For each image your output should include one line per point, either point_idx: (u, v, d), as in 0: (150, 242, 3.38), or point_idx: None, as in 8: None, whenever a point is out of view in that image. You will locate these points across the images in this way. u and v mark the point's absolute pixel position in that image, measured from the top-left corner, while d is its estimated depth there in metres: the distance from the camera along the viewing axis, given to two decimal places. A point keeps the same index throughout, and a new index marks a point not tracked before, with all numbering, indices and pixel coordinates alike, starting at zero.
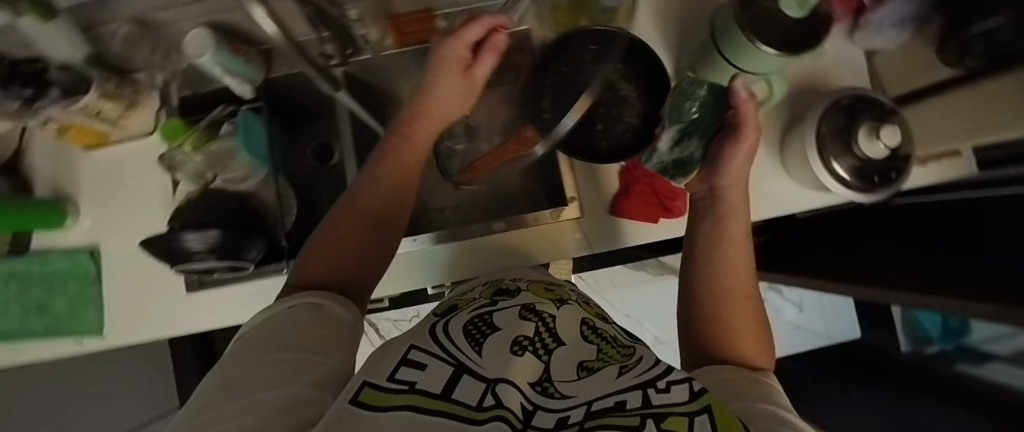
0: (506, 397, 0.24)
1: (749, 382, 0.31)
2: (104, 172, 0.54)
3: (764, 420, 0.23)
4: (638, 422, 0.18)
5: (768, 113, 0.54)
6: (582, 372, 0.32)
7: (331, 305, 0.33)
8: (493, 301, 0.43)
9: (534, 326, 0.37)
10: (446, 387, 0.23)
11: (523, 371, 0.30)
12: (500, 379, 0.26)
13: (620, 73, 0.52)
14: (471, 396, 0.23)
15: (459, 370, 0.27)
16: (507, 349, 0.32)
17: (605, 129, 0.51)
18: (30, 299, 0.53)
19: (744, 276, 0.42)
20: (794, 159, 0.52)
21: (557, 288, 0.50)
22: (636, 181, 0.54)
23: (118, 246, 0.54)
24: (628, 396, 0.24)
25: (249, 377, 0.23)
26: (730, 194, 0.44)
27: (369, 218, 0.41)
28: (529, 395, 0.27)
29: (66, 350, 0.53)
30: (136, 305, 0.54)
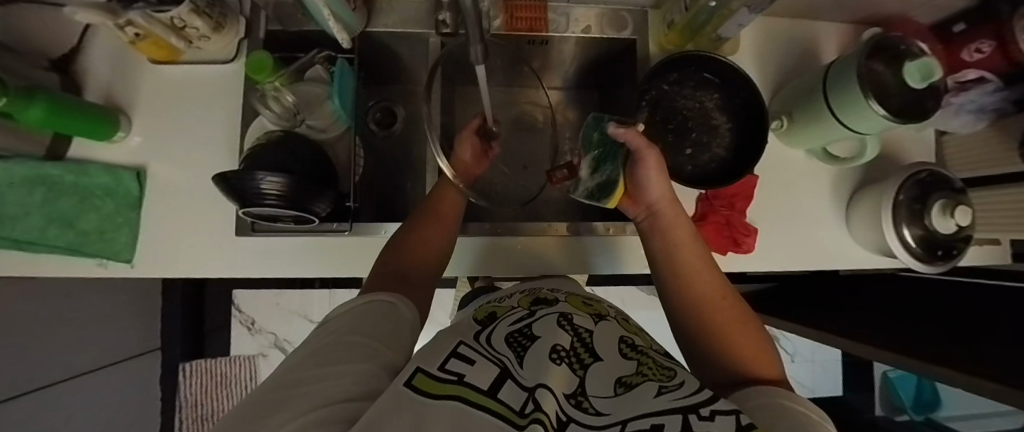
0: (545, 402, 0.21)
1: (792, 412, 0.27)
2: (169, 91, 0.51)
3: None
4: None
5: (840, 171, 0.56)
6: (621, 388, 0.27)
7: (400, 306, 0.32)
8: (530, 310, 0.37)
9: (569, 338, 0.32)
10: (493, 385, 0.22)
11: (558, 381, 0.25)
12: (539, 386, 0.23)
13: (716, 102, 0.52)
14: (518, 399, 0.21)
15: (502, 373, 0.25)
16: (544, 357, 0.28)
17: (693, 154, 0.51)
18: (56, 210, 0.46)
19: (719, 283, 0.40)
20: (861, 219, 0.53)
21: (595, 303, 0.43)
22: (714, 210, 0.51)
23: (168, 171, 0.51)
24: (667, 417, 0.21)
25: (319, 359, 0.22)
26: (665, 210, 0.43)
27: (433, 244, 0.42)
28: (564, 404, 0.24)
29: (88, 270, 0.49)
30: (176, 238, 0.50)
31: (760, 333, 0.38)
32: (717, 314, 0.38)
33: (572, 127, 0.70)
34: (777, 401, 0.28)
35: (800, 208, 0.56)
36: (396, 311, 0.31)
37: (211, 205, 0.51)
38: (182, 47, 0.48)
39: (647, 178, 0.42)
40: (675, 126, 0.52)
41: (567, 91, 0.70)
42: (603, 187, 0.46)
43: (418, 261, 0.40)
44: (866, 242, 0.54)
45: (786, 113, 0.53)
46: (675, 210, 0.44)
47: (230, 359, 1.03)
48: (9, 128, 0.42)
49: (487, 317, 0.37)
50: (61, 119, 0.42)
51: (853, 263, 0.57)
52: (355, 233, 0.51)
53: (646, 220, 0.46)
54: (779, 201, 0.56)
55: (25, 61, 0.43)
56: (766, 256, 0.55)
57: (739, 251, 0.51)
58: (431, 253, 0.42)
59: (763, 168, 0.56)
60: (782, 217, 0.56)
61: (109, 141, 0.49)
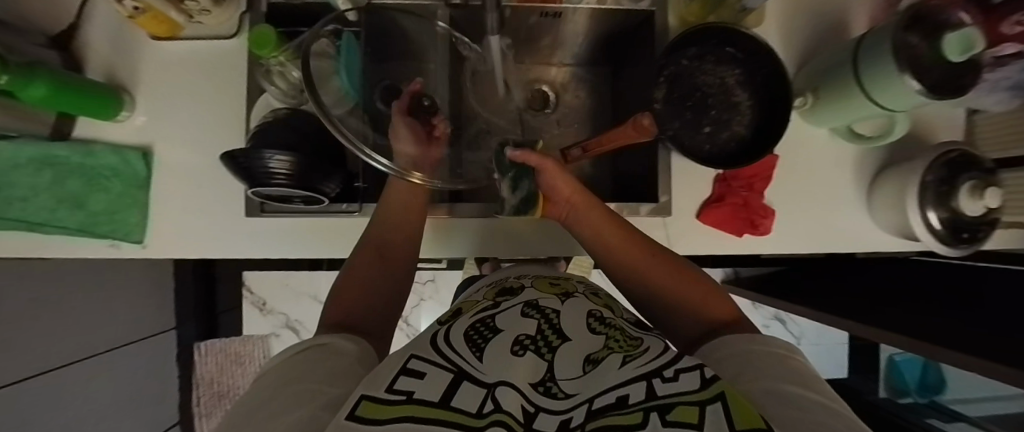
0: (507, 399, 0.19)
1: (771, 360, 0.27)
2: (172, 68, 0.50)
3: (805, 411, 0.20)
4: (642, 419, 0.16)
5: (862, 152, 0.54)
6: (589, 366, 0.25)
7: (337, 342, 0.28)
8: (495, 302, 0.35)
9: (536, 325, 0.29)
10: (445, 393, 0.19)
11: (523, 370, 0.24)
12: (501, 382, 0.21)
13: (737, 78, 0.50)
14: (475, 401, 0.18)
15: (458, 375, 0.21)
16: (506, 348, 0.26)
17: (712, 132, 0.49)
18: (65, 191, 0.46)
19: (654, 254, 0.40)
20: (885, 201, 0.51)
21: (563, 282, 0.42)
22: (731, 192, 0.50)
23: (174, 152, 0.50)
24: (631, 387, 0.20)
25: (294, 394, 0.21)
26: (579, 201, 0.43)
27: (386, 244, 0.41)
28: (530, 393, 0.22)
29: (102, 251, 0.49)
30: (185, 219, 0.50)
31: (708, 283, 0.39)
32: (665, 281, 0.38)
33: (583, 106, 0.68)
34: (745, 345, 0.30)
35: (821, 189, 0.54)
36: (331, 349, 0.27)
37: (218, 186, 0.50)
38: (182, 21, 0.46)
39: (551, 186, 0.44)
40: (693, 104, 0.50)
41: (578, 68, 0.67)
42: (525, 202, 0.45)
43: (376, 265, 0.39)
44: (888, 226, 0.53)
45: (811, 90, 0.50)
46: (587, 198, 0.43)
47: (244, 337, 1.09)
48: (13, 109, 0.41)
49: (450, 316, 0.35)
50: (63, 98, 0.41)
51: (871, 246, 0.56)
52: (364, 214, 0.50)
53: (570, 217, 0.45)
54: (800, 181, 0.54)
55: (24, 38, 0.42)
56: (781, 239, 0.54)
57: (756, 233, 0.50)
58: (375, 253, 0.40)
59: (783, 146, 0.54)
60: (802, 199, 0.54)
61: (114, 120, 0.48)
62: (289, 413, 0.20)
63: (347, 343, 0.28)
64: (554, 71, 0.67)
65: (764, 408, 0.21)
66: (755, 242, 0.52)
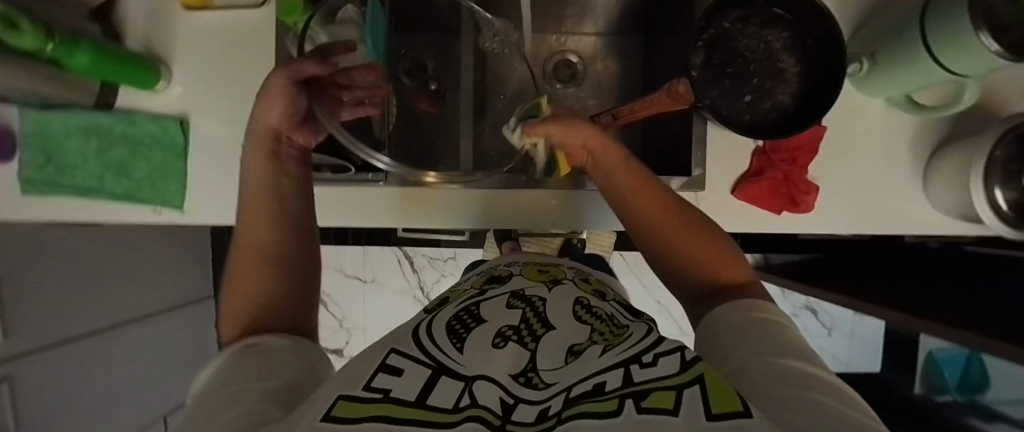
0: (483, 394, 0.19)
1: (770, 330, 0.26)
2: (203, 39, 0.51)
3: (792, 386, 0.18)
4: (617, 406, 0.15)
5: (921, 125, 0.50)
6: (569, 358, 0.25)
7: (263, 341, 0.27)
8: (482, 290, 0.35)
9: (519, 316, 0.29)
10: (420, 393, 0.18)
11: (503, 362, 0.24)
12: (479, 376, 0.21)
13: (784, 43, 0.46)
14: (449, 398, 0.18)
15: (436, 372, 0.21)
16: (486, 340, 0.26)
17: (753, 102, 0.46)
18: (109, 159, 0.50)
19: (668, 209, 0.37)
20: (946, 179, 0.47)
21: (552, 267, 0.42)
22: (772, 166, 0.47)
23: (207, 122, 0.51)
24: (609, 374, 0.20)
25: (230, 393, 0.19)
26: (598, 151, 0.39)
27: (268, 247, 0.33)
28: (509, 386, 0.21)
29: (144, 216, 0.52)
30: (218, 188, 0.52)
31: (722, 241, 0.36)
32: (682, 238, 0.36)
33: (611, 78, 0.65)
34: (739, 316, 0.28)
35: (870, 164, 0.51)
36: (259, 352, 0.25)
37: None
38: None
39: (565, 143, 0.40)
40: (732, 72, 0.46)
41: (608, 37, 0.64)
42: (548, 165, 0.53)
43: (270, 273, 0.32)
44: (946, 209, 0.49)
45: (868, 55, 0.46)
46: (608, 148, 0.39)
47: None
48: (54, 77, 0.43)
49: (438, 304, 0.35)
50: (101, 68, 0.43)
51: (921, 228, 0.52)
52: (389, 184, 0.54)
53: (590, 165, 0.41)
54: (848, 156, 0.51)
55: (65, 9, 0.43)
56: (821, 218, 0.51)
57: (796, 210, 0.47)
58: (255, 259, 0.33)
59: (830, 117, 0.50)
60: (849, 175, 0.51)
61: (151, 90, 0.50)
62: (232, 410, 0.17)
63: (273, 340, 0.27)
64: (581, 40, 0.64)
65: (749, 383, 0.21)
66: (793, 221, 0.49)
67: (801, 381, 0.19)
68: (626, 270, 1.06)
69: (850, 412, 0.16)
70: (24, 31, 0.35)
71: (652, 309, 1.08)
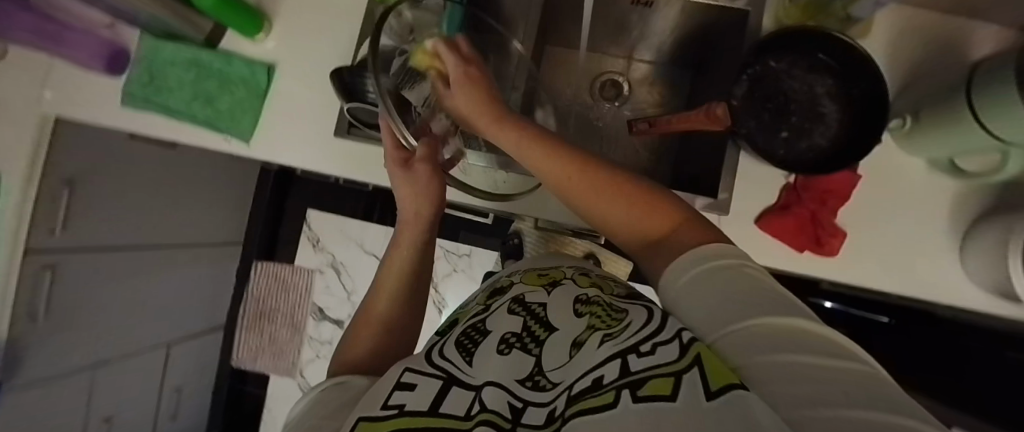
0: (489, 400, 0.21)
1: (750, 285, 0.21)
2: (305, 3, 0.58)
3: (785, 352, 0.16)
4: (614, 397, 0.16)
5: (960, 195, 0.49)
6: (575, 350, 0.24)
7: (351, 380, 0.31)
8: (485, 306, 0.33)
9: (520, 321, 0.28)
10: (434, 401, 0.21)
11: (508, 369, 0.24)
12: (489, 383, 0.22)
13: (830, 90, 0.48)
14: (462, 404, 0.21)
15: (447, 381, 0.23)
16: (492, 348, 0.25)
17: (789, 139, 0.48)
18: (202, 89, 0.57)
19: (579, 170, 0.32)
20: (983, 247, 0.45)
21: (552, 270, 0.37)
22: (799, 203, 0.48)
23: (289, 73, 0.58)
24: (607, 367, 0.19)
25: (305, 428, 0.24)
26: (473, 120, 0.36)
27: (387, 315, 0.41)
28: (514, 388, 0.22)
29: (214, 143, 0.58)
30: (281, 131, 0.57)
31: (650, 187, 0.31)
32: (589, 197, 0.31)
33: (653, 103, 0.68)
34: (688, 263, 0.24)
35: (903, 223, 0.50)
36: (349, 385, 0.31)
37: (318, 107, 0.57)
38: None
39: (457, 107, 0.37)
40: (772, 108, 0.49)
41: (658, 66, 0.68)
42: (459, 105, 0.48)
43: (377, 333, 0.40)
44: (980, 280, 0.47)
45: (912, 113, 0.48)
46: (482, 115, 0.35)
47: (294, 267, 1.07)
48: (173, 8, 0.51)
49: (448, 325, 0.34)
50: (226, 11, 0.51)
51: (955, 299, 0.49)
52: None
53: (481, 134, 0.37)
54: (884, 212, 0.50)
55: None
56: (845, 268, 0.50)
57: (820, 252, 0.48)
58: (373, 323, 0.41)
59: (867, 171, 0.50)
60: (882, 227, 0.50)
61: (252, 38, 0.57)
62: None
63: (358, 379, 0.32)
64: (631, 65, 0.69)
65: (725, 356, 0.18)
66: (815, 263, 0.49)
67: (779, 343, 0.17)
68: None
69: (834, 379, 0.14)
70: None
71: None
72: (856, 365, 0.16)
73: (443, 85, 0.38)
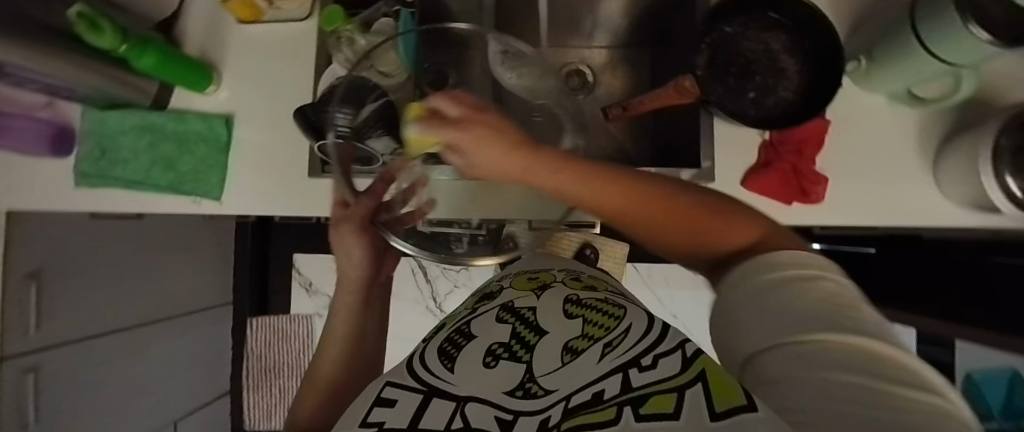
0: (474, 415, 0.18)
1: (817, 302, 0.21)
2: (250, 47, 0.56)
3: (845, 362, 0.16)
4: (614, 414, 0.13)
5: (924, 122, 0.51)
6: (567, 355, 0.23)
7: None
8: (473, 309, 0.33)
9: (510, 329, 0.27)
10: (413, 418, 0.19)
11: (494, 383, 0.21)
12: (472, 398, 0.20)
13: (784, 45, 0.49)
14: (442, 418, 0.18)
15: (429, 395, 0.21)
16: (477, 359, 0.24)
17: (757, 98, 0.49)
18: (158, 154, 0.55)
19: (638, 199, 0.31)
20: (956, 168, 0.47)
21: (541, 273, 0.39)
22: (779, 157, 0.49)
23: (248, 122, 0.55)
24: (607, 382, 0.17)
25: None
26: (514, 175, 0.30)
27: (333, 374, 0.44)
28: (503, 401, 0.19)
29: (183, 207, 0.56)
30: (252, 181, 0.55)
31: (719, 201, 0.32)
32: (648, 225, 0.32)
33: (621, 85, 0.68)
34: (746, 287, 0.25)
35: (878, 159, 0.52)
36: None
37: (286, 150, 0.55)
38: (264, 7, 0.53)
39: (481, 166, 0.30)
40: (735, 70, 0.49)
41: (618, 49, 0.69)
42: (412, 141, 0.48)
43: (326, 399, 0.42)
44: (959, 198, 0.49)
45: (865, 53, 0.49)
46: (522, 168, 0.29)
47: (290, 316, 1.03)
48: (111, 75, 0.49)
49: (433, 332, 0.33)
50: (169, 69, 0.49)
51: (940, 222, 0.51)
52: None
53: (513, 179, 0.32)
54: (858, 151, 0.52)
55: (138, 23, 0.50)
56: (832, 212, 0.51)
57: (807, 200, 0.49)
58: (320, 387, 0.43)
59: (834, 115, 0.52)
60: (860, 165, 0.52)
61: (202, 92, 0.55)
62: None
63: None
64: (592, 52, 0.69)
65: (771, 369, 0.18)
66: (805, 212, 0.50)
67: (846, 357, 0.16)
68: (639, 283, 1.04)
69: (890, 386, 0.14)
70: (104, 32, 0.42)
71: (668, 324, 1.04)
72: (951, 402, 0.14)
73: (454, 154, 0.30)
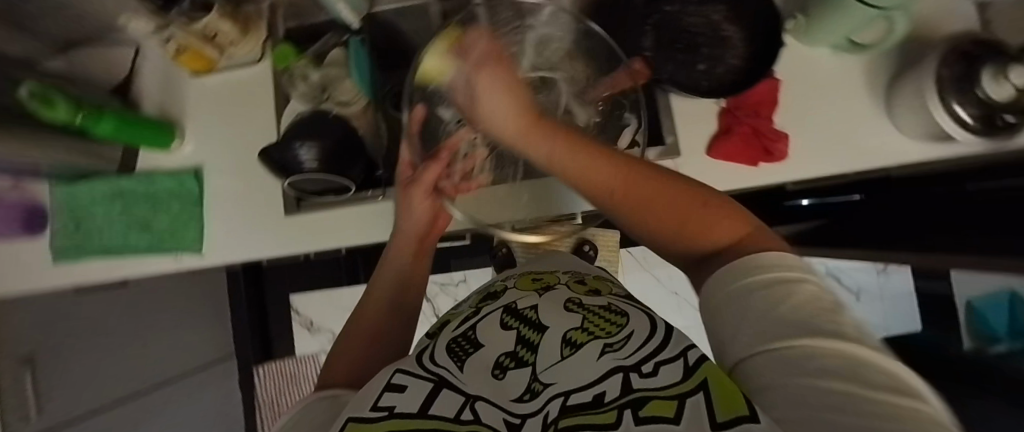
0: (485, 412, 0.20)
1: (804, 305, 0.20)
2: (208, 97, 0.56)
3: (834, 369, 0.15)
4: (615, 418, 0.16)
5: (870, 66, 0.53)
6: (567, 349, 0.25)
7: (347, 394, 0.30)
8: (476, 310, 0.34)
9: (515, 334, 0.28)
10: (424, 403, 0.20)
11: (505, 389, 0.23)
12: (481, 395, 0.21)
13: (724, 14, 0.51)
14: (452, 408, 0.20)
15: (438, 384, 0.22)
16: (485, 369, 0.25)
17: (707, 69, 0.50)
18: (132, 217, 0.55)
19: (635, 177, 0.31)
20: (906, 104, 0.48)
21: (546, 275, 0.39)
22: (738, 121, 0.50)
23: (217, 171, 0.56)
24: (609, 383, 0.20)
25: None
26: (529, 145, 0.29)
27: (379, 323, 0.41)
28: (508, 405, 0.21)
29: (165, 266, 0.56)
30: (231, 229, 0.55)
31: (700, 195, 0.31)
32: (638, 211, 0.30)
33: None
34: (730, 292, 0.23)
35: (833, 109, 0.53)
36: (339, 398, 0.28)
37: (259, 192, 0.55)
38: (216, 56, 0.53)
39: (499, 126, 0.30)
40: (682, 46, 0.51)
41: None
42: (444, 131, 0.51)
43: (369, 341, 0.39)
44: (916, 134, 0.50)
45: (800, 10, 0.51)
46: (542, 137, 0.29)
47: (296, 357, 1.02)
48: (73, 147, 0.49)
49: (437, 329, 0.34)
50: (128, 132, 0.50)
51: (903, 159, 0.53)
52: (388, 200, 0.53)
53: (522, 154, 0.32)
54: (813, 103, 0.53)
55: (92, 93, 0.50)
56: (799, 166, 0.53)
57: (770, 159, 0.50)
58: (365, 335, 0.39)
59: (785, 73, 0.54)
60: (816, 117, 0.53)
61: (167, 149, 0.55)
62: None
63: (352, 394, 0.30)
64: None
65: (757, 375, 0.18)
66: (772, 170, 0.51)
67: (835, 364, 0.15)
68: (635, 266, 1.04)
69: (888, 397, 0.13)
70: (57, 107, 0.42)
71: (671, 302, 1.05)
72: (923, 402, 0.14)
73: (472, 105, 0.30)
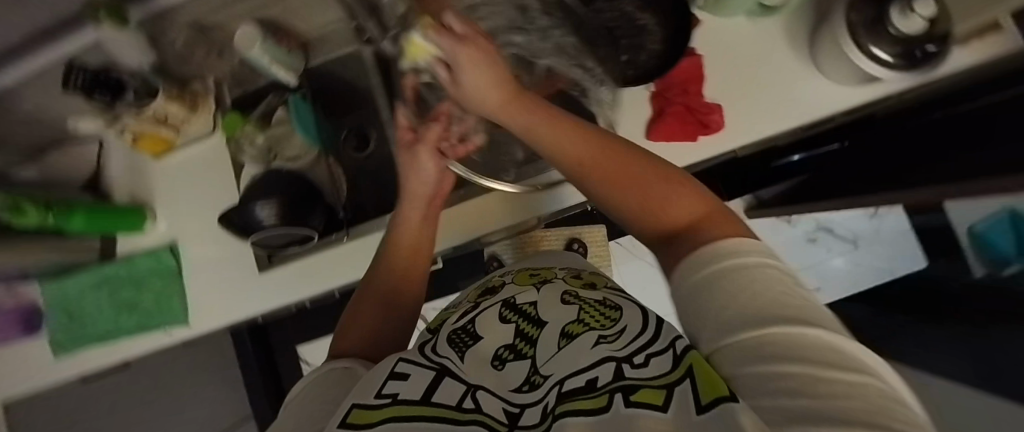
0: (486, 401, 0.21)
1: (768, 289, 0.19)
2: (172, 174, 0.59)
3: (789, 358, 0.14)
4: (607, 401, 0.17)
5: (788, 23, 0.54)
6: (564, 341, 0.24)
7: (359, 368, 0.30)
8: (476, 303, 0.33)
9: (513, 328, 0.27)
10: (427, 390, 0.21)
11: (504, 380, 0.23)
12: (480, 385, 0.22)
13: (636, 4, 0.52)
14: (454, 397, 0.21)
15: (440, 372, 0.23)
16: (485, 361, 0.25)
17: (630, 58, 0.52)
18: (119, 300, 0.57)
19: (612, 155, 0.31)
20: (828, 53, 0.49)
21: (544, 271, 0.38)
22: (670, 101, 0.54)
23: (190, 242, 0.58)
24: (601, 368, 0.20)
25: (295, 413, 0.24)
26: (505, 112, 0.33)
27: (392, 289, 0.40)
28: (507, 396, 0.22)
29: (158, 341, 0.58)
30: (212, 294, 0.57)
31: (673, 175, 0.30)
32: (605, 182, 0.31)
33: None
34: (693, 277, 0.22)
35: (764, 70, 0.54)
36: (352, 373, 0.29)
37: (233, 254, 0.57)
38: (172, 135, 0.57)
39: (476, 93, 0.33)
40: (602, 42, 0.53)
41: None
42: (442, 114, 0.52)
43: (379, 308, 0.39)
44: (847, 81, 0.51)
45: None
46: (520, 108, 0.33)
47: None
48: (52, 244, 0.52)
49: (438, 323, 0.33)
50: (100, 222, 0.53)
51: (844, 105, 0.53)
52: (352, 236, 0.55)
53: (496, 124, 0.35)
54: (741, 69, 0.55)
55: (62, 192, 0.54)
56: (743, 131, 0.53)
57: (708, 131, 0.52)
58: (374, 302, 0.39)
59: (707, 47, 0.56)
60: (746, 82, 0.54)
61: (141, 230, 0.58)
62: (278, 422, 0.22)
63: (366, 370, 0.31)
64: None
65: (723, 362, 0.17)
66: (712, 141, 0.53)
67: (796, 354, 0.15)
68: (626, 255, 1.04)
69: (841, 384, 0.13)
70: (27, 212, 0.46)
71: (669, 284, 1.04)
72: (875, 381, 0.13)
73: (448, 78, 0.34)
